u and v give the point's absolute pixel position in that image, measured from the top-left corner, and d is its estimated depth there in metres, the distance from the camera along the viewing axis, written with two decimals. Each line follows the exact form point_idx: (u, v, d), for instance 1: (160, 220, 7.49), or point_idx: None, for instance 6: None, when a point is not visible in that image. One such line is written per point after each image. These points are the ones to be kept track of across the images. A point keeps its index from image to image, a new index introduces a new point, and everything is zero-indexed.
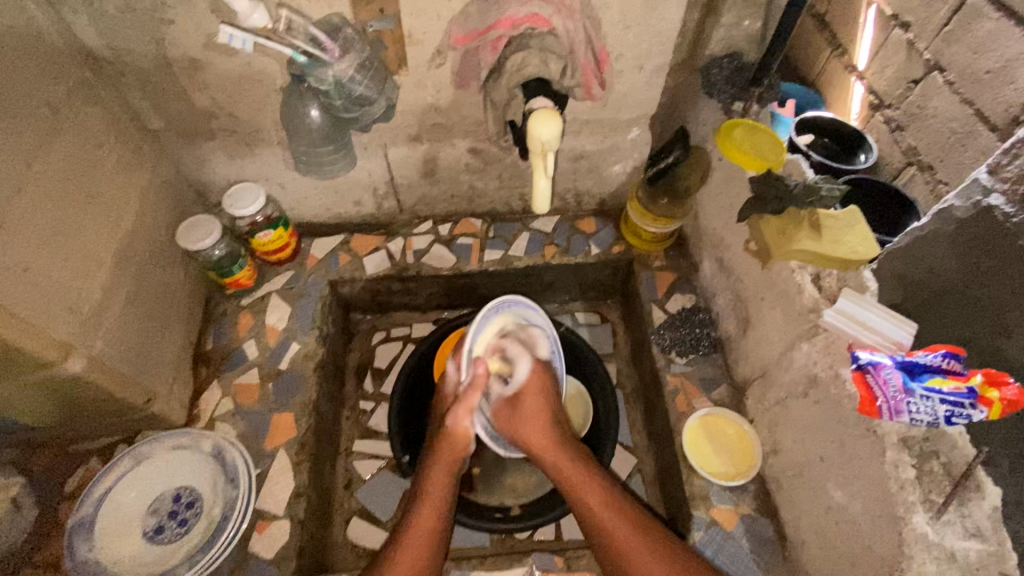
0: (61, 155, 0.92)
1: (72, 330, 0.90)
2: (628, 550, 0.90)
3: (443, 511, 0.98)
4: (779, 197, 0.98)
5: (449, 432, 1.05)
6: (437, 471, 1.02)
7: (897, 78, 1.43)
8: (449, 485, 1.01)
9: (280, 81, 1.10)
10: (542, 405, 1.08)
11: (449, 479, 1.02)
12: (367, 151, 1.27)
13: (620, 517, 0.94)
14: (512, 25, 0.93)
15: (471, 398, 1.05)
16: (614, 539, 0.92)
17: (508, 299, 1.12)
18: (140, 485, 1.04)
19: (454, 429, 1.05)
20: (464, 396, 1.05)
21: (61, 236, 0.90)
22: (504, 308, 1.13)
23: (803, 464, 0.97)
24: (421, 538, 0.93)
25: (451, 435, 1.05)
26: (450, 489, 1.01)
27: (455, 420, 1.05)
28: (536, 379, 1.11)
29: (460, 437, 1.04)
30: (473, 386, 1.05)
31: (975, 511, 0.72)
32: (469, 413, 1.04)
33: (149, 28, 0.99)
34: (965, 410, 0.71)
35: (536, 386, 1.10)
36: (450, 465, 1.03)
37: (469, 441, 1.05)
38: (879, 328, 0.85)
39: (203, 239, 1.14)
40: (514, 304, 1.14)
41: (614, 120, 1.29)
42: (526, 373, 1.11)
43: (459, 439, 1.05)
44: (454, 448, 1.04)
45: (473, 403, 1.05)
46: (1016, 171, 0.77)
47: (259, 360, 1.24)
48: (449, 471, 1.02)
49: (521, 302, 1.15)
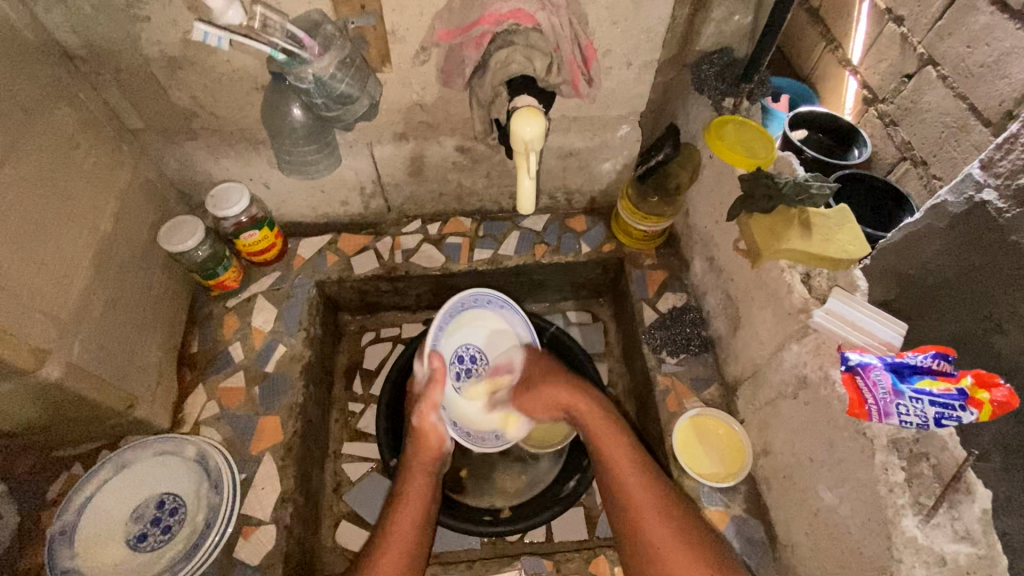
0: (35, 156, 0.90)
1: (48, 336, 0.88)
2: (642, 515, 0.92)
3: (424, 513, 0.98)
4: (769, 195, 0.97)
5: (418, 430, 1.06)
6: (414, 473, 1.03)
7: (891, 72, 1.42)
8: (428, 486, 1.02)
9: (262, 78, 1.08)
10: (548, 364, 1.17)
11: (427, 480, 1.03)
12: (353, 149, 1.25)
13: (631, 478, 0.97)
14: (495, 21, 0.92)
15: (434, 394, 1.05)
16: (630, 498, 0.95)
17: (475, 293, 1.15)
18: (122, 491, 1.02)
19: (421, 426, 1.06)
20: (426, 394, 1.06)
21: (38, 240, 0.88)
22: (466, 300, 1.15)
23: (793, 465, 0.96)
24: (406, 532, 0.95)
25: (420, 434, 1.06)
26: (429, 488, 1.02)
27: (422, 418, 1.06)
28: (533, 359, 1.18)
29: (430, 435, 1.06)
30: (433, 382, 1.05)
31: (965, 513, 0.71)
32: (433, 410, 1.04)
33: (125, 26, 0.96)
34: (956, 412, 0.70)
35: (538, 362, 1.17)
36: (426, 465, 1.04)
37: (443, 437, 1.07)
38: (869, 328, 0.84)
39: (186, 240, 1.12)
40: (480, 296, 1.17)
41: (603, 117, 1.27)
42: (522, 358, 1.20)
43: (431, 437, 1.06)
44: (426, 446, 1.05)
45: (437, 400, 1.05)
46: (1009, 167, 0.76)
47: (244, 362, 1.22)
48: (425, 471, 1.04)
49: (487, 295, 1.18)
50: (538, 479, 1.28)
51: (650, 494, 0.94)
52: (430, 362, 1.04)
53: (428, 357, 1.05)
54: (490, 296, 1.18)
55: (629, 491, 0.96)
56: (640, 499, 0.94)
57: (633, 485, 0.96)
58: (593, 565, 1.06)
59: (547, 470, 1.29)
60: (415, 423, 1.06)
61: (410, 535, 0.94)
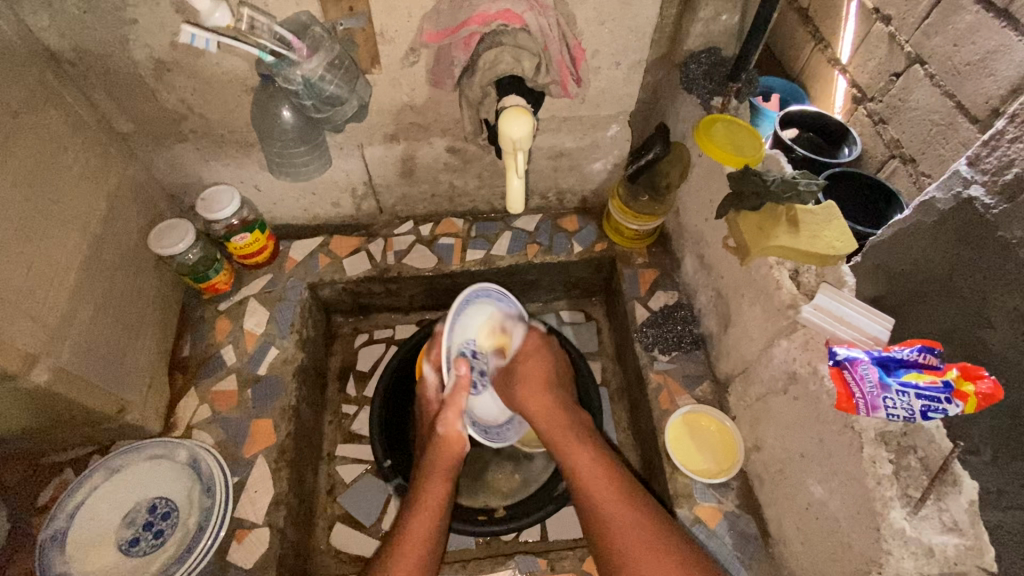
0: (22, 161, 0.89)
1: (37, 340, 0.87)
2: (624, 531, 0.91)
3: (438, 519, 0.96)
4: (757, 192, 0.98)
5: (442, 439, 1.03)
6: (432, 478, 1.01)
7: (879, 70, 1.43)
8: (445, 492, 1.00)
9: (251, 81, 1.08)
10: (542, 364, 1.14)
11: (446, 484, 1.01)
12: (343, 151, 1.26)
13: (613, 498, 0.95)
14: (484, 21, 0.91)
15: (459, 400, 1.05)
16: (615, 519, 0.93)
17: (478, 288, 1.12)
18: (114, 496, 1.02)
19: (447, 434, 1.03)
20: (450, 399, 1.05)
21: (25, 246, 0.87)
22: (471, 297, 1.11)
23: (784, 460, 0.96)
24: (422, 533, 0.93)
25: (445, 441, 1.03)
26: (447, 495, 0.99)
27: (448, 426, 1.04)
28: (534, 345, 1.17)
29: (453, 440, 1.03)
30: (457, 389, 1.05)
31: (952, 504, 0.73)
32: (459, 416, 1.03)
33: (113, 29, 0.96)
34: (941, 405, 0.70)
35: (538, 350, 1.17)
36: (445, 470, 1.02)
37: (463, 442, 1.04)
38: (855, 322, 0.85)
39: (176, 243, 1.12)
40: (479, 292, 1.13)
41: (593, 117, 1.27)
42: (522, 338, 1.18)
43: (452, 440, 1.03)
44: (448, 452, 1.03)
45: (462, 405, 1.04)
46: (995, 163, 0.77)
47: (236, 365, 1.22)
48: (445, 477, 1.01)
49: (485, 289, 1.15)
50: (533, 479, 1.28)
51: (633, 513, 0.93)
52: (457, 369, 1.05)
53: (453, 364, 1.05)
54: (490, 288, 1.15)
55: (608, 510, 0.94)
56: (615, 514, 0.93)
57: (615, 511, 0.93)
58: (586, 564, 1.07)
59: (542, 470, 1.29)
60: (442, 432, 1.04)
61: (418, 544, 0.92)
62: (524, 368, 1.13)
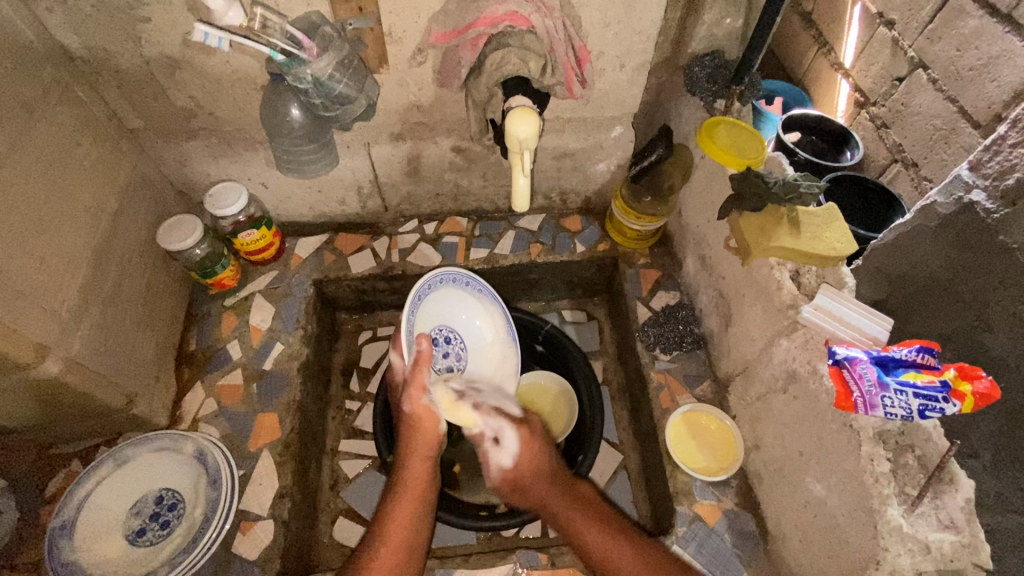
0: (35, 154, 0.90)
1: (49, 333, 0.89)
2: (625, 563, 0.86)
3: (418, 498, 0.96)
4: (758, 193, 0.99)
5: (412, 417, 1.00)
6: (412, 461, 0.98)
7: (882, 75, 1.44)
8: (427, 470, 0.99)
9: (260, 79, 1.09)
10: (543, 464, 1.01)
11: (426, 463, 0.99)
12: (350, 149, 1.27)
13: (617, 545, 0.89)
14: (491, 23, 0.94)
15: (420, 377, 0.98)
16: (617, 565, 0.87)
17: (439, 272, 1.10)
18: (121, 487, 1.03)
19: (414, 411, 0.99)
20: (413, 376, 0.98)
21: (36, 237, 0.89)
22: (435, 281, 1.10)
23: (783, 458, 0.98)
24: (405, 518, 0.92)
25: (414, 420, 0.99)
26: (428, 473, 0.99)
27: (414, 403, 0.99)
28: (528, 445, 1.02)
29: (423, 417, 0.99)
30: (419, 365, 0.98)
31: (949, 502, 0.75)
32: (422, 393, 0.97)
33: (126, 26, 0.98)
34: (939, 404, 0.72)
35: (532, 454, 1.02)
36: (424, 449, 0.99)
37: (435, 417, 1.00)
38: (854, 323, 0.86)
39: (185, 238, 1.14)
40: (444, 276, 1.13)
41: (596, 118, 1.29)
42: (516, 445, 1.02)
43: (424, 421, 1.00)
44: (422, 432, 0.99)
45: (424, 381, 0.98)
46: (997, 167, 0.78)
47: (242, 360, 1.23)
48: (424, 456, 0.99)
49: (451, 273, 1.15)
50: None
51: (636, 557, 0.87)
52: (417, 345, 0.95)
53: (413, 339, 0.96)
54: (456, 273, 1.14)
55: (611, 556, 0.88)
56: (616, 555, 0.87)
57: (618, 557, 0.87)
58: None
59: None
60: (408, 409, 0.99)
61: (397, 531, 0.90)
62: (525, 477, 1.01)
